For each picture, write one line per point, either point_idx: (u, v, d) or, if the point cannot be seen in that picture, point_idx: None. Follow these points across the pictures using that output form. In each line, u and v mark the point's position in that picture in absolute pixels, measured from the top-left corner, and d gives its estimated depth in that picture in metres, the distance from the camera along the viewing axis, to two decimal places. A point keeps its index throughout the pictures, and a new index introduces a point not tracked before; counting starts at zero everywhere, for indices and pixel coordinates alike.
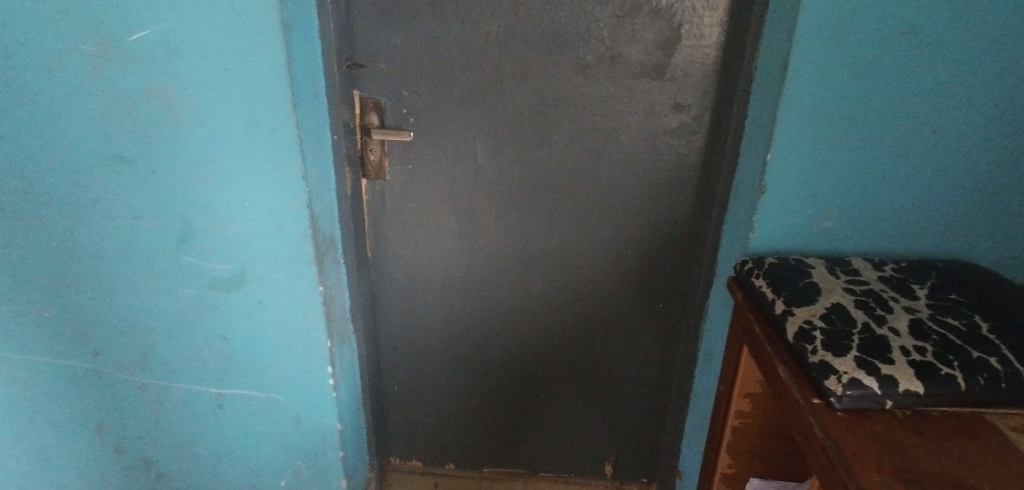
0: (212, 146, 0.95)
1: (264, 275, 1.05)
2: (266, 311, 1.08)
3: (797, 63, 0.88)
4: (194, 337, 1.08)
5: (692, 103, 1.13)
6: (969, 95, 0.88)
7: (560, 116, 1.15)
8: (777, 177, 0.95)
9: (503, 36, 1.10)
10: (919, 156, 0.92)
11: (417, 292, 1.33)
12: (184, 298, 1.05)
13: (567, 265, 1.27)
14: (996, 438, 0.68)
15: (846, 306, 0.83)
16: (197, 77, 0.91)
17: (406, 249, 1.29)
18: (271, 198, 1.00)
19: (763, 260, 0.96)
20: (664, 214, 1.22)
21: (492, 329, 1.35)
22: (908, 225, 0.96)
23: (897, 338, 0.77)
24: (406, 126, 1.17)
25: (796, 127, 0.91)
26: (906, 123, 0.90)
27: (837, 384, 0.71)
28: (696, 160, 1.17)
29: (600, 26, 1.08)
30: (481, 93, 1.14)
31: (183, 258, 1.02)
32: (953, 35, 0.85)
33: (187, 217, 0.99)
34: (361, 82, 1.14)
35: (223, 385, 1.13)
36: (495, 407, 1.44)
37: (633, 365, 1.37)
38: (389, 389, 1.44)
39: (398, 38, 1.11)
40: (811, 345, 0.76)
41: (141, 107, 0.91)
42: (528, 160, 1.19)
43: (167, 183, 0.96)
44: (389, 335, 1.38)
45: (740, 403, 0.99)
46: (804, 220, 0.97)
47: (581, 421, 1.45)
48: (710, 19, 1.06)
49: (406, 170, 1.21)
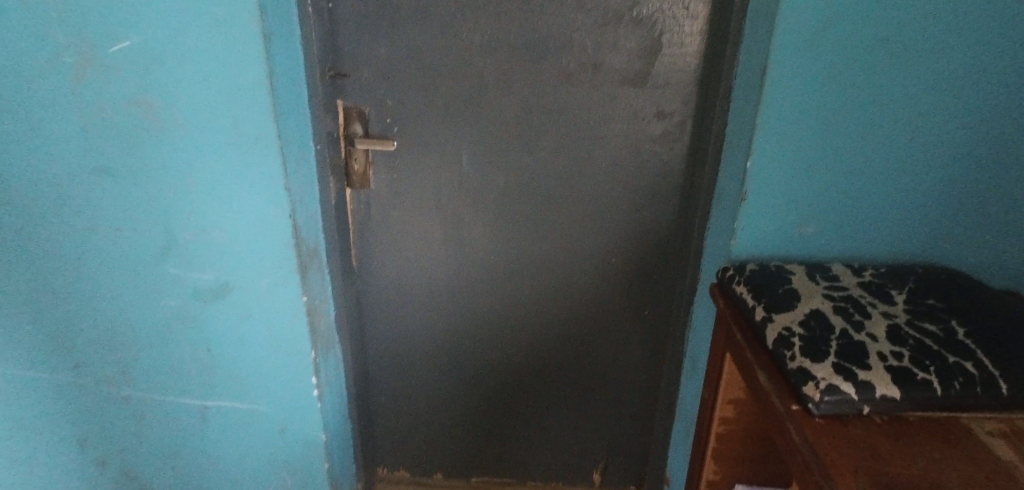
0: (195, 155, 0.95)
1: (248, 284, 1.05)
2: (249, 321, 1.08)
3: (775, 71, 0.89)
4: (178, 348, 1.07)
5: (675, 110, 1.13)
6: (941, 103, 0.89)
7: (544, 123, 1.16)
8: (758, 184, 0.96)
9: (486, 45, 1.10)
10: (898, 162, 0.93)
11: (403, 301, 1.32)
12: (168, 308, 1.04)
13: (554, 273, 1.28)
14: (973, 442, 0.69)
15: (825, 311, 0.84)
16: (180, 86, 0.91)
17: (392, 258, 1.28)
18: (255, 208, 1.00)
19: (745, 267, 0.97)
20: (648, 221, 1.23)
21: (478, 337, 1.35)
22: (885, 231, 0.97)
23: (875, 344, 0.77)
24: (390, 135, 1.18)
25: (776, 133, 0.92)
26: (881, 131, 0.91)
27: (816, 390, 0.71)
28: (679, 168, 1.18)
29: (583, 34, 1.09)
30: (465, 102, 1.15)
31: (166, 268, 1.01)
32: (924, 44, 0.86)
33: (170, 226, 0.99)
34: (345, 91, 1.14)
35: (206, 396, 1.12)
36: (483, 416, 1.44)
37: (620, 372, 1.37)
38: (377, 397, 1.43)
39: (381, 47, 1.11)
40: (791, 351, 0.77)
41: (123, 116, 0.91)
42: (514, 167, 1.19)
43: (149, 192, 0.96)
44: (376, 343, 1.37)
45: (724, 410, 1.00)
46: (785, 227, 0.98)
47: (569, 428, 1.45)
48: (690, 28, 1.07)
49: (391, 179, 1.21)
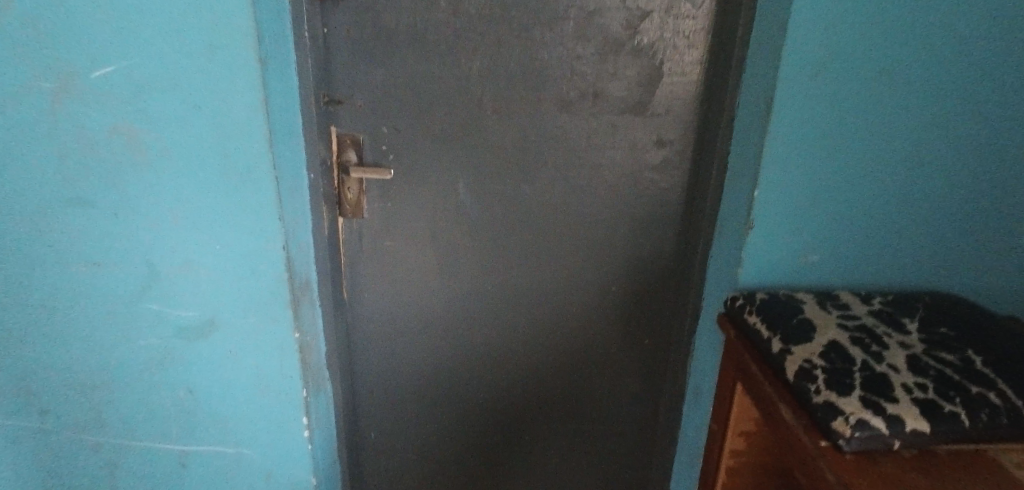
0: (182, 186, 0.90)
1: (235, 322, 0.99)
2: (235, 361, 1.01)
3: (782, 101, 0.89)
4: (157, 389, 1.00)
5: (674, 139, 1.13)
6: (943, 132, 0.90)
7: (543, 151, 1.13)
8: (765, 212, 0.95)
9: (486, 72, 1.08)
10: (903, 190, 0.93)
11: (396, 334, 1.26)
12: (146, 348, 0.97)
13: (553, 302, 1.24)
14: (1004, 475, 0.67)
15: (843, 342, 0.82)
16: (168, 112, 0.86)
17: (385, 290, 1.23)
18: (242, 241, 0.94)
19: (754, 295, 0.96)
20: (648, 250, 1.21)
21: (471, 371, 1.30)
22: (891, 258, 0.97)
23: (897, 375, 0.76)
24: (385, 163, 1.13)
25: (783, 162, 0.92)
26: (886, 160, 0.92)
27: (845, 426, 0.69)
28: (679, 196, 1.17)
29: (584, 62, 1.08)
30: (465, 129, 1.12)
31: (146, 305, 0.95)
32: (926, 75, 0.88)
33: (153, 261, 0.93)
34: (338, 118, 1.10)
35: (187, 441, 1.05)
36: (479, 451, 1.38)
37: (619, 402, 1.34)
38: (366, 437, 1.35)
39: (378, 73, 1.07)
40: (814, 385, 0.75)
41: (105, 145, 0.86)
42: (512, 196, 1.17)
43: (130, 225, 0.90)
44: (365, 380, 1.30)
45: (735, 442, 0.98)
46: (792, 255, 0.97)
47: (567, 462, 1.40)
48: (690, 57, 1.07)
49: (386, 208, 1.17)
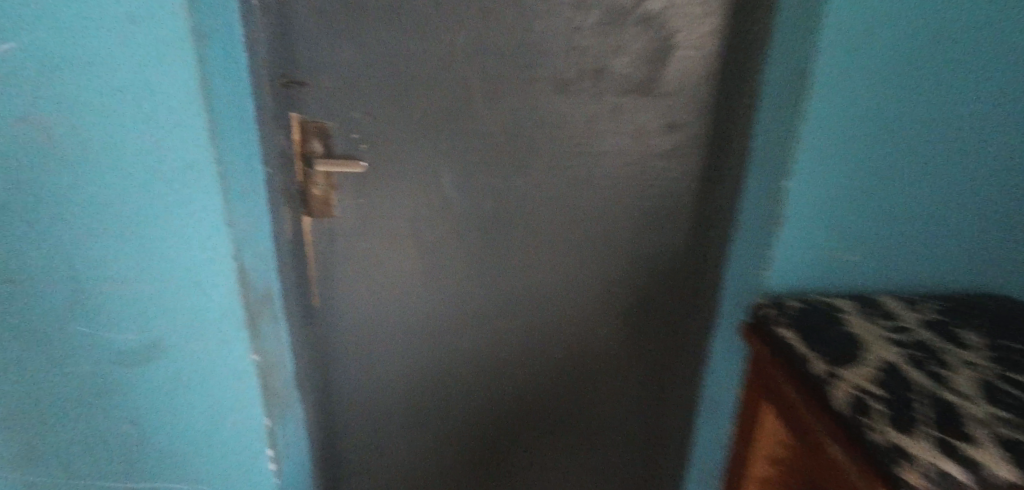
0: (106, 187, 0.77)
1: (182, 345, 0.86)
2: (186, 387, 0.89)
3: (822, 77, 0.75)
4: (96, 422, 0.89)
5: (687, 122, 0.99)
6: (1007, 112, 0.77)
7: (538, 138, 0.99)
8: (797, 208, 0.81)
9: (471, 48, 0.93)
10: (957, 181, 0.80)
11: (375, 347, 1.13)
12: (79, 376, 0.86)
13: (550, 307, 1.11)
14: None
15: (898, 364, 0.70)
16: (83, 98, 0.73)
17: (363, 297, 1.09)
18: (185, 251, 0.82)
19: (784, 304, 0.83)
20: (656, 247, 1.08)
21: (459, 384, 1.17)
22: (941, 259, 0.85)
23: (970, 405, 0.63)
24: (356, 154, 0.99)
25: (820, 149, 0.78)
26: (938, 146, 0.79)
27: (917, 474, 0.56)
28: (692, 186, 1.04)
29: (584, 35, 0.93)
30: (447, 114, 0.97)
31: (76, 328, 0.83)
32: (991, 45, 0.74)
33: (77, 274, 0.80)
34: (301, 103, 0.95)
35: (133, 478, 0.93)
36: (470, 470, 1.25)
37: (624, 413, 1.22)
38: (345, 457, 1.22)
39: (344, 50, 0.92)
40: (871, 419, 0.62)
41: (11, 141, 0.73)
42: (502, 191, 1.03)
43: (49, 236, 0.78)
44: (344, 397, 1.16)
45: (762, 469, 0.86)
46: (827, 257, 0.84)
47: (568, 478, 1.28)
48: (706, 28, 0.93)
49: (359, 206, 1.02)
